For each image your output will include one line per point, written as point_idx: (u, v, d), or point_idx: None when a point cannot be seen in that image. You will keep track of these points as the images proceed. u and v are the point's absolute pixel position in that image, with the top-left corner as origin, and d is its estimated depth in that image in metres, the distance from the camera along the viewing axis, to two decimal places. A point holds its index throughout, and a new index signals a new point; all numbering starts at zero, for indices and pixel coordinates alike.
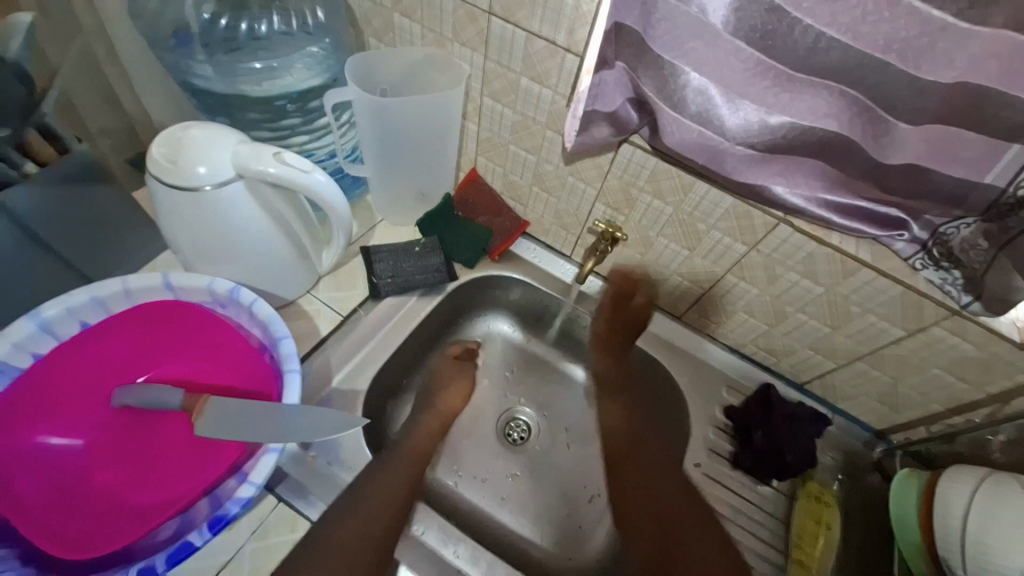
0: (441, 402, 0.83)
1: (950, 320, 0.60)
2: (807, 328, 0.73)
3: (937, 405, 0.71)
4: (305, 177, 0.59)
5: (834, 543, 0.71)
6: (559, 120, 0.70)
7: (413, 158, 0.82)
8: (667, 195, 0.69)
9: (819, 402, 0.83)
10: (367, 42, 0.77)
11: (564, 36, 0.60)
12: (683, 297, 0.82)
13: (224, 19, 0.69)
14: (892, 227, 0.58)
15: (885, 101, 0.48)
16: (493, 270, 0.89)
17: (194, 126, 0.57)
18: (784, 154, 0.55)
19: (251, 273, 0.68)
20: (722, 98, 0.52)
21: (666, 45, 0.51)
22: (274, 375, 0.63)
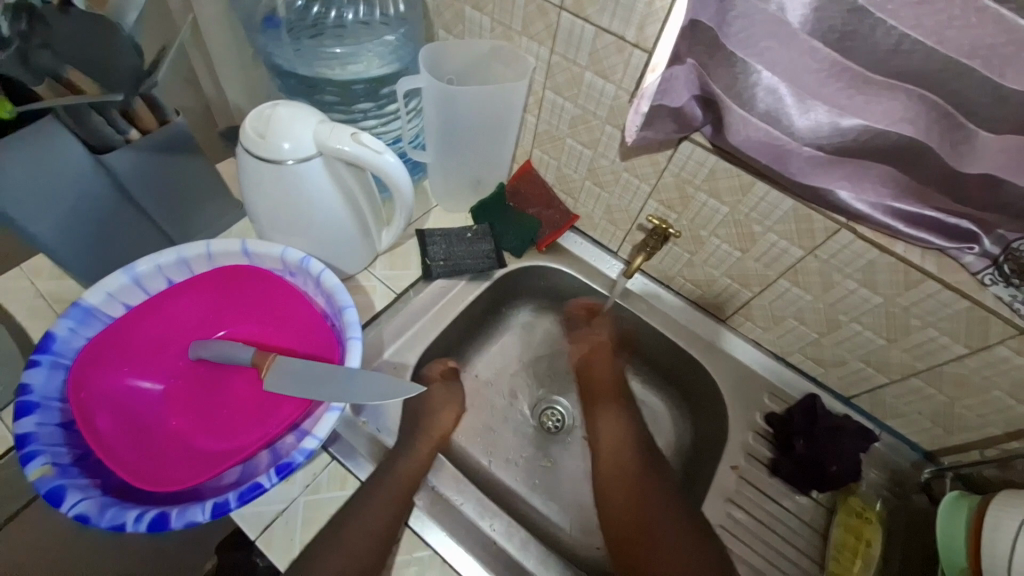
0: (431, 426, 0.79)
1: (1018, 339, 0.58)
2: (859, 339, 0.72)
3: (995, 428, 0.68)
4: (376, 157, 0.62)
5: (873, 563, 0.69)
6: (618, 116, 0.72)
7: (472, 147, 0.84)
8: (723, 195, 0.69)
9: (866, 417, 0.81)
10: (437, 33, 0.81)
11: (632, 32, 0.61)
12: (730, 299, 0.82)
13: (315, 5, 0.74)
14: (963, 239, 0.56)
15: (968, 108, 0.47)
16: (539, 260, 0.91)
17: (281, 104, 0.62)
18: (853, 158, 0.55)
19: (319, 245, 0.72)
20: (793, 98, 0.52)
21: (739, 42, 0.51)
22: (335, 341, 0.66)
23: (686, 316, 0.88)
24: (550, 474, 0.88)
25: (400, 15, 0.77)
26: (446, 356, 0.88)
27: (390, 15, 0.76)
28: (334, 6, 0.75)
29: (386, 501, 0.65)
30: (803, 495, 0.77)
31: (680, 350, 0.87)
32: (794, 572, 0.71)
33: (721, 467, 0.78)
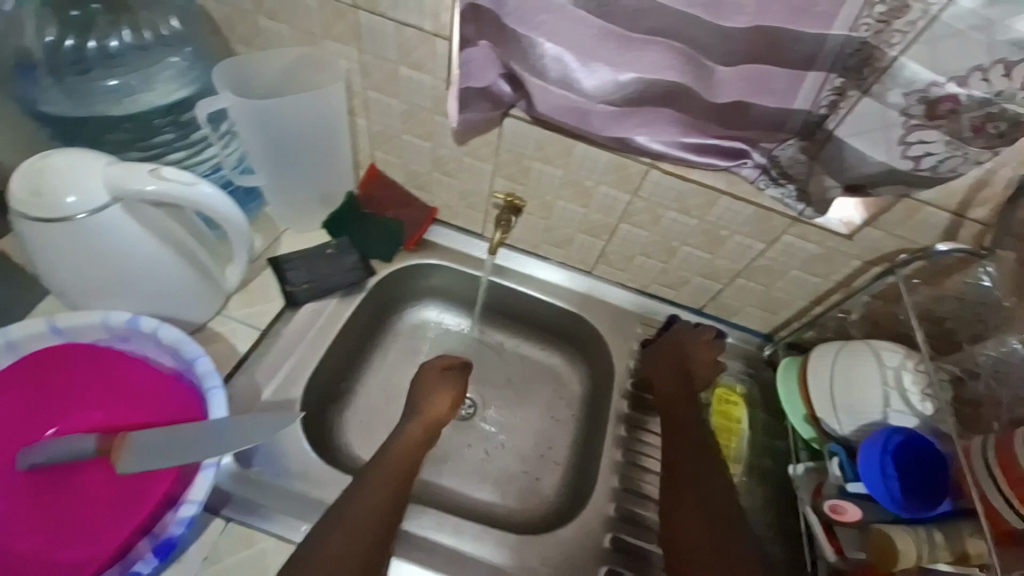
0: (423, 412, 0.75)
1: (795, 227, 0.73)
2: (694, 258, 0.84)
3: (804, 300, 0.84)
4: (191, 190, 0.58)
5: (744, 434, 0.83)
6: (442, 105, 0.74)
7: (306, 162, 0.81)
8: (554, 160, 0.75)
9: (718, 320, 0.95)
10: (235, 49, 0.76)
11: (430, 22, 0.64)
12: (589, 252, 0.90)
13: (69, 38, 0.64)
14: (737, 156, 0.69)
15: (703, 50, 0.57)
16: (411, 260, 0.91)
17: (54, 152, 0.54)
18: (639, 106, 0.63)
19: (152, 300, 0.65)
20: (578, 63, 0.59)
21: (519, 20, 0.57)
22: (194, 398, 0.61)
23: (557, 276, 0.95)
24: (473, 458, 0.89)
25: (177, 33, 0.68)
26: (337, 379, 0.85)
27: (165, 36, 0.68)
28: (92, 34, 0.65)
29: (379, 505, 0.61)
30: None
31: (560, 308, 0.94)
32: None
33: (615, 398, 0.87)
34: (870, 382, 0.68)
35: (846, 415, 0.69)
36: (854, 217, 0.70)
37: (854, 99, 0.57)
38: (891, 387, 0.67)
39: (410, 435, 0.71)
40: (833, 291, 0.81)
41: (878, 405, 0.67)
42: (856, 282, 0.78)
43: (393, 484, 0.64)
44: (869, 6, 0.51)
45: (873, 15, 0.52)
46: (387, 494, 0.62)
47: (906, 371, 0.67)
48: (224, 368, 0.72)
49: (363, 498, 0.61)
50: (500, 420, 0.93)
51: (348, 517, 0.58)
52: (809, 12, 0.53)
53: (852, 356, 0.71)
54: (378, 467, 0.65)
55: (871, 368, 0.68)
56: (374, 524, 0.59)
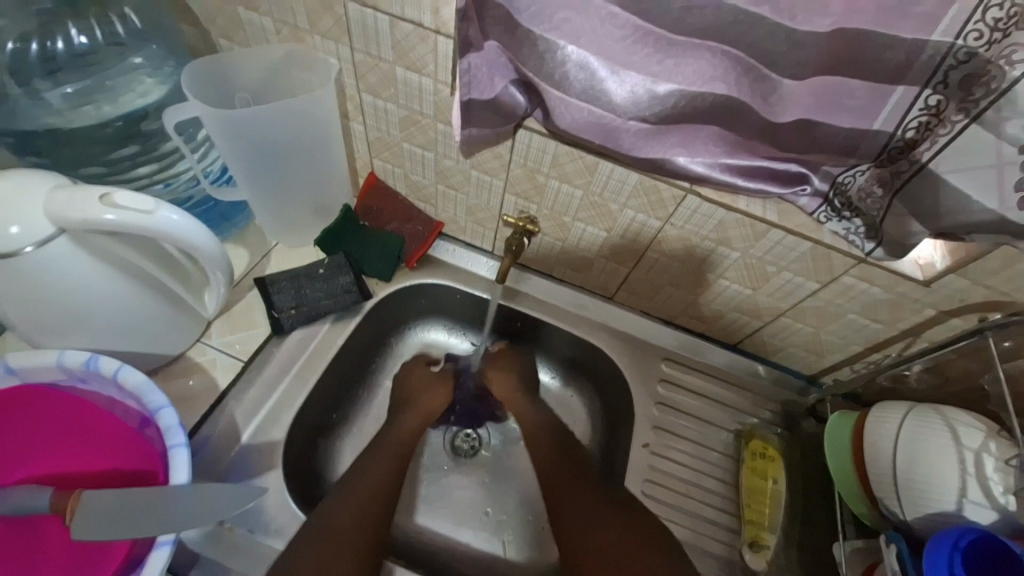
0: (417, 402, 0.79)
1: (858, 268, 0.61)
2: (732, 293, 0.73)
3: (859, 345, 0.73)
4: (148, 219, 0.50)
5: (781, 499, 0.73)
6: (446, 112, 0.64)
7: (296, 174, 0.72)
8: (574, 178, 0.64)
9: (754, 358, 0.84)
10: (219, 44, 0.67)
11: (429, 18, 0.54)
12: (611, 278, 0.79)
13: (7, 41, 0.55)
14: (794, 182, 0.58)
15: (768, 59, 0.45)
16: (411, 279, 0.82)
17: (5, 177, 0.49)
18: (676, 124, 0.53)
19: (115, 335, 0.58)
20: (607, 71, 0.48)
21: (533, 19, 0.47)
22: (157, 444, 0.56)
23: (573, 301, 0.84)
24: (473, 502, 0.82)
25: (138, 31, 0.60)
26: (331, 411, 0.77)
27: (121, 36, 0.60)
28: (31, 35, 0.56)
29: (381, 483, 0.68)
30: (712, 450, 0.78)
31: (576, 339, 0.84)
32: (714, 531, 0.73)
33: (633, 450, 0.77)
34: (946, 465, 0.56)
35: (908, 501, 0.59)
36: (935, 260, 0.59)
37: (960, 125, 0.46)
38: (970, 473, 0.55)
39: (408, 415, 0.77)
40: (897, 339, 0.69)
41: (953, 494, 0.55)
42: (927, 332, 0.66)
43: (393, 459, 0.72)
44: (983, 9, 0.39)
45: (984, 22, 0.40)
46: (387, 473, 0.70)
47: (989, 457, 0.55)
48: (200, 406, 0.66)
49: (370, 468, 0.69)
50: (504, 458, 0.85)
51: (356, 488, 0.66)
52: (906, 14, 0.41)
53: (921, 423, 0.60)
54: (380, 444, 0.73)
55: (945, 448, 0.57)
56: (378, 495, 0.67)
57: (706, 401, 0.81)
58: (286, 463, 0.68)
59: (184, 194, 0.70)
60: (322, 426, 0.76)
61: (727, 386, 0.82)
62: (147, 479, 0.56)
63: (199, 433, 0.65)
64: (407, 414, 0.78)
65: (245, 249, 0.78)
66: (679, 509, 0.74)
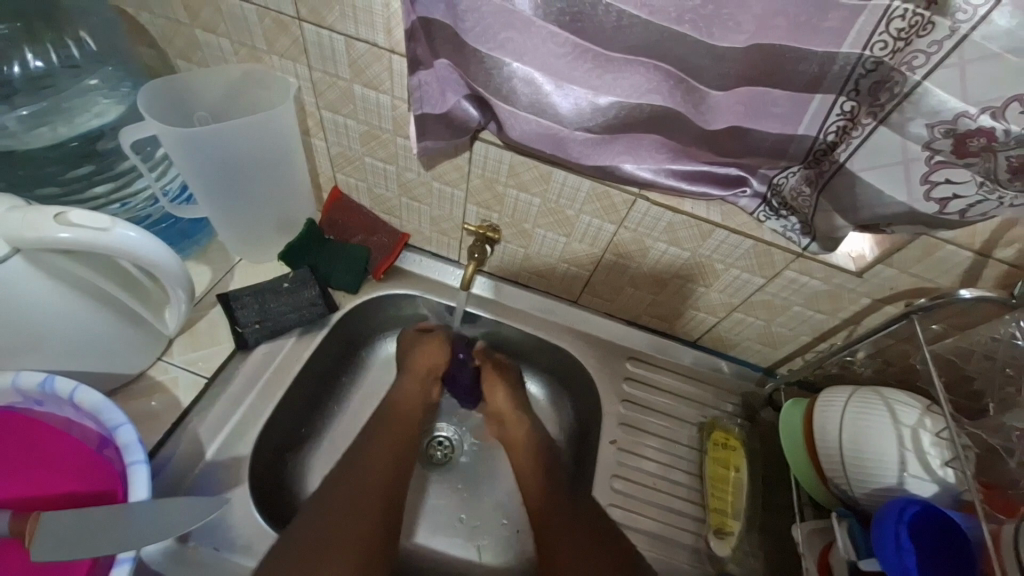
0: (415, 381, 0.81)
1: (797, 262, 0.65)
2: (688, 291, 0.76)
3: (806, 336, 0.77)
4: (103, 236, 0.50)
5: (743, 487, 0.76)
6: (405, 127, 0.66)
7: (258, 190, 0.72)
8: (531, 187, 0.67)
9: (715, 353, 0.88)
10: (177, 64, 0.68)
11: (383, 37, 0.56)
12: (573, 281, 0.82)
13: None
14: (734, 184, 0.62)
15: (695, 72, 0.49)
16: (379, 290, 0.83)
17: None
18: (620, 133, 0.56)
19: (72, 356, 0.58)
20: (551, 84, 0.51)
21: (479, 38, 0.49)
22: (117, 464, 0.55)
23: (540, 306, 0.87)
24: (447, 509, 0.82)
25: (92, 53, 0.61)
26: (300, 425, 0.77)
27: (76, 58, 0.60)
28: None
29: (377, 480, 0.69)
30: (677, 443, 0.81)
31: (543, 342, 0.86)
32: (683, 521, 0.76)
33: (602, 448, 0.79)
34: (887, 441, 0.60)
35: (855, 479, 0.62)
36: (866, 251, 0.64)
37: (869, 128, 0.50)
38: (908, 448, 0.59)
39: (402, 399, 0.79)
40: (839, 328, 0.74)
41: (895, 469, 0.59)
42: (864, 320, 0.71)
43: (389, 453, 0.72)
44: (887, 20, 0.43)
45: (889, 33, 0.44)
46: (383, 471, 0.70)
47: (925, 431, 0.59)
48: (163, 424, 0.65)
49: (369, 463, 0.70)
50: (477, 464, 0.86)
51: (360, 488, 0.67)
52: (817, 29, 0.45)
53: (863, 406, 0.64)
54: (377, 436, 0.74)
55: (885, 426, 0.61)
56: (377, 493, 0.67)
57: (672, 396, 0.84)
58: (253, 479, 0.67)
59: (142, 213, 0.70)
60: (291, 440, 0.76)
61: (689, 382, 0.86)
62: (109, 498, 0.56)
63: (161, 452, 0.64)
64: (398, 415, 0.77)
65: (207, 267, 0.78)
66: (647, 503, 0.76)
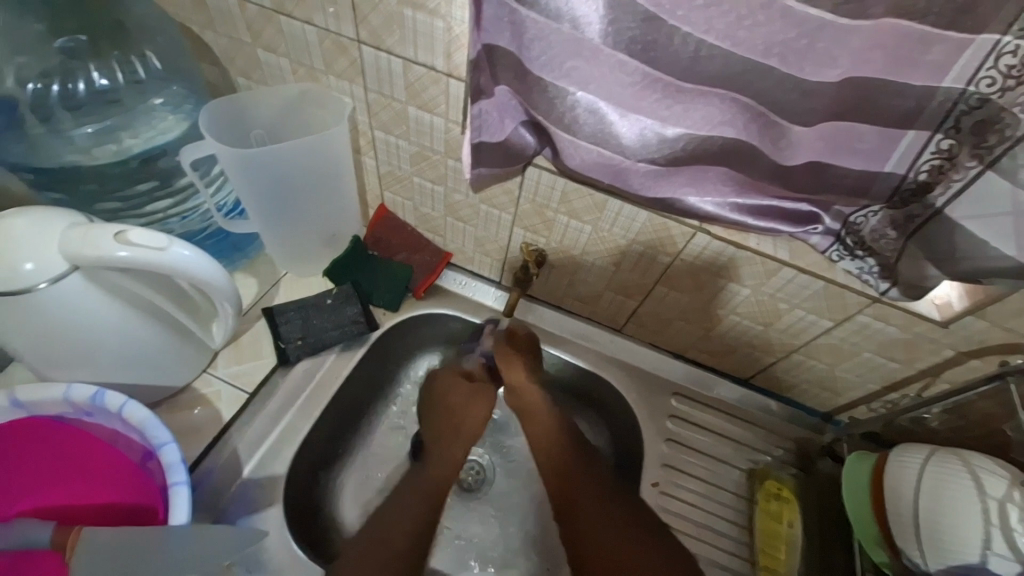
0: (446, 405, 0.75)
1: (872, 307, 0.60)
2: (742, 329, 0.72)
3: (874, 383, 0.71)
4: (160, 255, 0.50)
5: (798, 543, 0.71)
6: (457, 149, 0.65)
7: (308, 208, 0.73)
8: (582, 215, 0.65)
9: (766, 392, 0.82)
10: (238, 81, 0.69)
11: (441, 61, 0.55)
12: (619, 310, 0.79)
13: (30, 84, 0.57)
14: (805, 221, 0.57)
15: (778, 106, 0.45)
16: (419, 309, 0.82)
17: (21, 214, 0.51)
18: (685, 166, 0.53)
19: (124, 368, 0.59)
20: (616, 114, 0.49)
21: (544, 66, 0.47)
22: (158, 479, 0.56)
23: (582, 334, 0.84)
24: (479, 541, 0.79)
25: (156, 72, 0.62)
26: (335, 443, 0.77)
27: (142, 78, 0.62)
28: (54, 77, 0.58)
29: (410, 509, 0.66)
30: (725, 488, 0.76)
31: (584, 370, 0.83)
32: None
33: (642, 489, 0.75)
34: (967, 513, 0.54)
35: (931, 551, 0.56)
36: (952, 300, 0.58)
37: (974, 171, 0.45)
38: (994, 524, 0.52)
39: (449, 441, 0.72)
40: (914, 379, 0.67)
41: (977, 544, 0.52)
42: (944, 373, 0.64)
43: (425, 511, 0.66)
44: (997, 55, 0.39)
45: (998, 69, 0.40)
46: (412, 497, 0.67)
47: (1014, 507, 0.52)
48: (205, 438, 0.66)
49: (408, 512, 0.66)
50: (509, 494, 0.83)
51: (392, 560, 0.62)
52: (916, 63, 0.40)
53: (940, 471, 0.57)
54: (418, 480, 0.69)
55: (968, 499, 0.54)
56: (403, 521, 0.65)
57: (716, 437, 0.79)
58: (288, 498, 0.67)
59: (198, 226, 0.72)
60: (325, 459, 0.75)
61: (739, 423, 0.80)
62: (151, 513, 0.56)
63: (203, 466, 0.65)
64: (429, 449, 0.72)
65: (255, 279, 0.79)
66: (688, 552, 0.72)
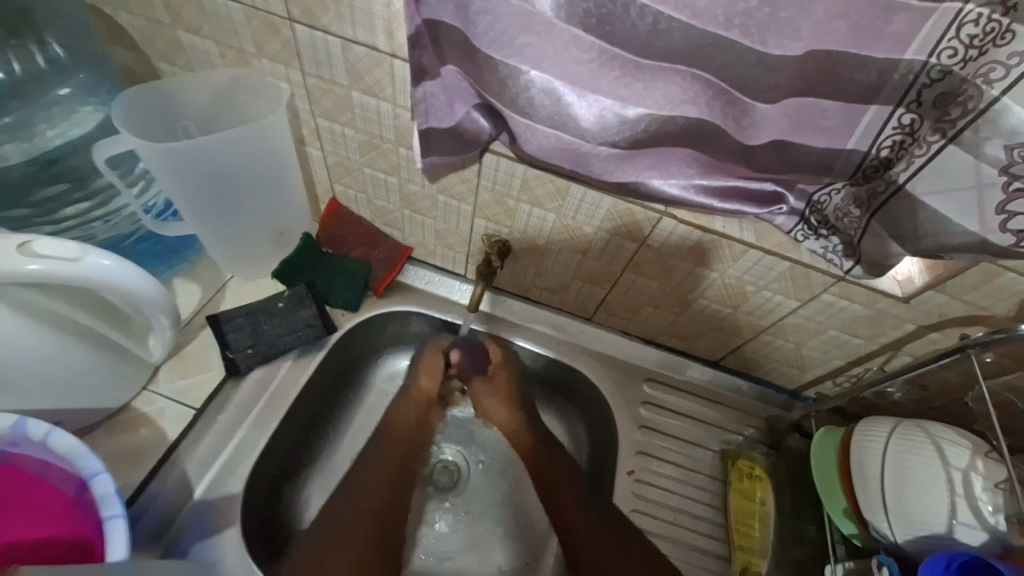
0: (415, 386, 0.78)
1: (836, 286, 0.60)
2: (711, 313, 0.71)
3: (840, 359, 0.71)
4: (77, 266, 0.45)
5: (770, 520, 0.72)
6: (408, 137, 0.60)
7: (249, 205, 0.67)
8: (545, 203, 0.62)
9: (735, 372, 0.82)
10: (159, 67, 0.62)
11: (383, 40, 0.50)
12: (588, 298, 0.77)
13: None
14: (770, 202, 0.56)
15: (741, 83, 0.43)
16: (380, 308, 0.77)
17: None
18: (647, 148, 0.50)
19: (47, 393, 0.53)
20: (574, 95, 0.46)
21: (494, 44, 0.44)
22: (94, 512, 0.51)
23: (551, 324, 0.81)
24: (454, 542, 0.77)
25: (60, 61, 0.56)
26: (297, 454, 0.72)
27: (44, 68, 0.56)
28: None
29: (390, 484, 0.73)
30: (699, 471, 0.76)
31: (555, 362, 0.81)
32: (706, 561, 0.71)
33: (619, 478, 0.74)
34: (932, 486, 0.55)
35: (899, 522, 0.57)
36: (913, 275, 0.59)
37: (936, 146, 0.45)
38: (959, 494, 0.53)
39: (405, 410, 0.77)
40: (876, 353, 0.68)
41: (943, 515, 0.53)
42: (905, 346, 0.65)
43: (400, 454, 0.75)
44: (958, 25, 0.38)
45: (960, 39, 0.39)
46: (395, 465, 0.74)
47: (977, 476, 0.53)
48: (147, 461, 0.61)
49: (387, 457, 0.74)
50: (485, 493, 0.80)
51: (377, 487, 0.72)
52: (878, 34, 0.39)
53: (905, 444, 0.58)
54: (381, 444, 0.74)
55: (933, 470, 0.55)
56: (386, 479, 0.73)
57: (689, 420, 0.79)
58: (246, 517, 0.63)
59: (126, 231, 0.65)
60: (286, 471, 0.71)
61: (710, 405, 0.80)
62: (88, 550, 0.51)
63: (147, 491, 0.59)
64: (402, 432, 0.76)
65: (196, 285, 0.73)
66: (666, 538, 0.72)
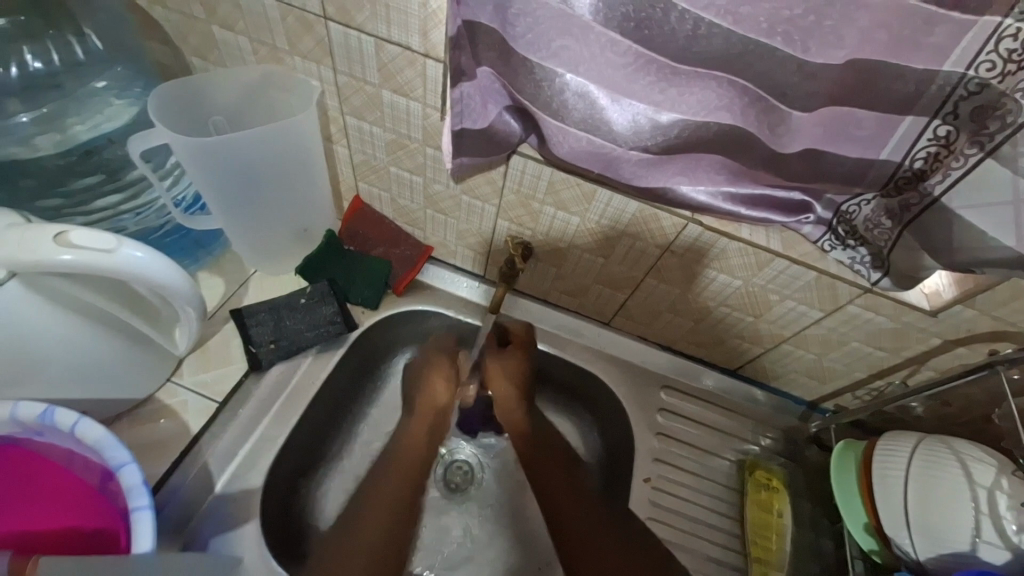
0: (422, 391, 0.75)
1: (863, 297, 0.59)
2: (732, 321, 0.71)
3: (862, 372, 0.70)
4: (108, 257, 0.45)
5: (786, 531, 0.72)
6: (436, 137, 0.60)
7: (273, 202, 0.67)
8: (570, 206, 0.62)
9: (751, 382, 0.81)
10: (192, 63, 0.63)
11: (418, 39, 0.51)
12: (607, 303, 0.76)
13: None
14: (797, 211, 0.56)
15: (778, 89, 0.43)
16: (398, 307, 0.78)
17: None
18: (677, 154, 0.51)
19: (75, 382, 0.54)
20: (608, 99, 0.46)
21: (530, 46, 0.44)
22: (119, 502, 0.52)
23: (568, 327, 0.81)
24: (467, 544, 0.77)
25: (98, 53, 0.58)
26: (314, 450, 0.73)
27: (82, 60, 0.57)
28: None
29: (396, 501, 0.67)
30: (715, 479, 0.76)
31: (572, 366, 0.81)
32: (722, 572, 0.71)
33: (634, 485, 0.74)
34: (958, 505, 0.54)
35: (924, 539, 0.56)
36: (941, 289, 0.58)
37: (974, 158, 0.44)
38: (984, 513, 0.52)
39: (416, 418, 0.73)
40: (900, 367, 0.67)
41: (966, 533, 0.53)
42: (930, 361, 0.64)
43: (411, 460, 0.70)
44: (997, 39, 0.38)
45: (998, 53, 0.38)
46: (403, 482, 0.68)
47: (1002, 495, 0.52)
48: (170, 452, 0.61)
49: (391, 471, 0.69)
50: (499, 496, 0.80)
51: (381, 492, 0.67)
52: (917, 45, 0.39)
53: (930, 460, 0.57)
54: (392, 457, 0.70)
55: (958, 488, 0.54)
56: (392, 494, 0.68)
57: (704, 428, 0.78)
58: (265, 512, 0.63)
59: (155, 223, 0.67)
60: (303, 467, 0.71)
61: (726, 414, 0.79)
62: (113, 540, 0.52)
63: (170, 482, 0.60)
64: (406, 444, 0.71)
65: (220, 279, 0.73)
66: (680, 547, 0.71)
